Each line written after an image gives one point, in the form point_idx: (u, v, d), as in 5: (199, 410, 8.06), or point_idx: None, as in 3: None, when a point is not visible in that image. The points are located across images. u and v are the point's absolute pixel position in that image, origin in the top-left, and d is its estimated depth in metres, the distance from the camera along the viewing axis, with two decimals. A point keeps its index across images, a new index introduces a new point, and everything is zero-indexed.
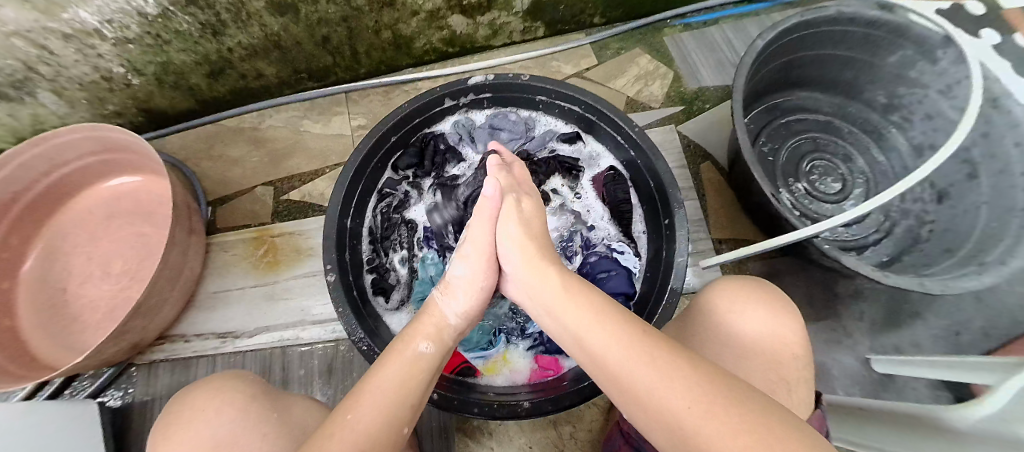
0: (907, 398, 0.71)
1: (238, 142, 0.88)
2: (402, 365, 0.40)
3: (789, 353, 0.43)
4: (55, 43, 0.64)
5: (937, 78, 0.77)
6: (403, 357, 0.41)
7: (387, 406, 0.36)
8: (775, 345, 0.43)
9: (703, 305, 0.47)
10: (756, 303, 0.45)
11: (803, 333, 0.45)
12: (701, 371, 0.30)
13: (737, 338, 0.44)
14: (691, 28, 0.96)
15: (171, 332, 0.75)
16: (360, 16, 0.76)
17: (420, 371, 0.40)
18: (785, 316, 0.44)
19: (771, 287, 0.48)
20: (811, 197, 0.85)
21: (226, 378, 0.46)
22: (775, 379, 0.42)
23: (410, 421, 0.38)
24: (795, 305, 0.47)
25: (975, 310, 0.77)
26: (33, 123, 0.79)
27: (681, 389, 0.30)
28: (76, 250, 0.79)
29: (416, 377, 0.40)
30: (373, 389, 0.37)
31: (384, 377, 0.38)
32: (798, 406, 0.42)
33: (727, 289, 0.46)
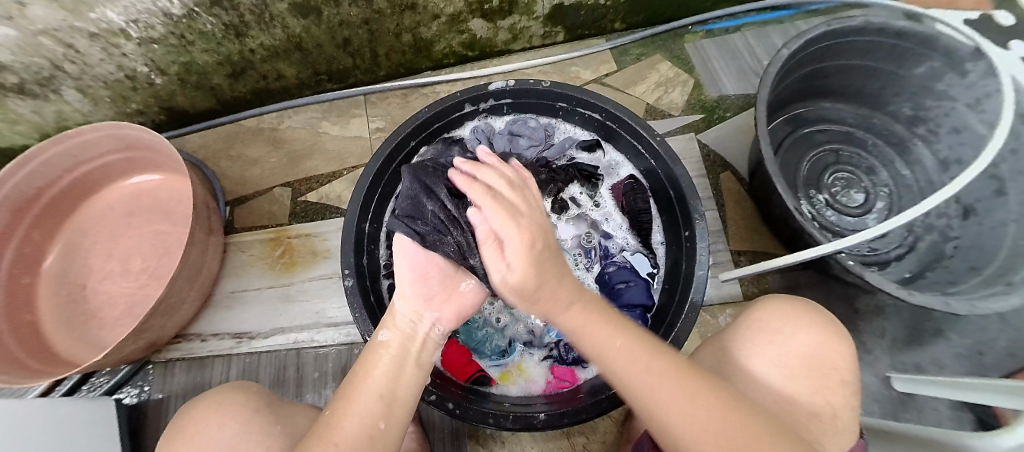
0: (926, 418, 0.70)
1: (257, 143, 0.88)
2: (386, 366, 0.40)
3: (836, 378, 0.42)
4: (81, 42, 0.65)
5: (966, 91, 0.75)
6: (380, 354, 0.42)
7: (378, 396, 0.38)
8: (824, 370, 0.42)
9: (748, 326, 0.46)
10: (806, 328, 0.44)
11: (853, 361, 0.44)
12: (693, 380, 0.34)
13: (784, 358, 0.43)
14: (712, 35, 0.95)
15: (187, 332, 0.76)
16: (382, 19, 0.76)
17: (403, 363, 0.41)
18: (835, 342, 0.44)
19: (821, 311, 0.47)
20: (832, 209, 0.84)
21: (227, 393, 0.46)
22: (820, 404, 0.41)
23: (389, 416, 0.37)
24: (846, 332, 0.46)
25: (1000, 330, 0.75)
26: (58, 121, 0.80)
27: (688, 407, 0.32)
28: (97, 246, 0.80)
29: (400, 369, 0.41)
30: (363, 382, 0.39)
31: (369, 373, 0.40)
32: (842, 432, 0.40)
33: (775, 311, 0.46)
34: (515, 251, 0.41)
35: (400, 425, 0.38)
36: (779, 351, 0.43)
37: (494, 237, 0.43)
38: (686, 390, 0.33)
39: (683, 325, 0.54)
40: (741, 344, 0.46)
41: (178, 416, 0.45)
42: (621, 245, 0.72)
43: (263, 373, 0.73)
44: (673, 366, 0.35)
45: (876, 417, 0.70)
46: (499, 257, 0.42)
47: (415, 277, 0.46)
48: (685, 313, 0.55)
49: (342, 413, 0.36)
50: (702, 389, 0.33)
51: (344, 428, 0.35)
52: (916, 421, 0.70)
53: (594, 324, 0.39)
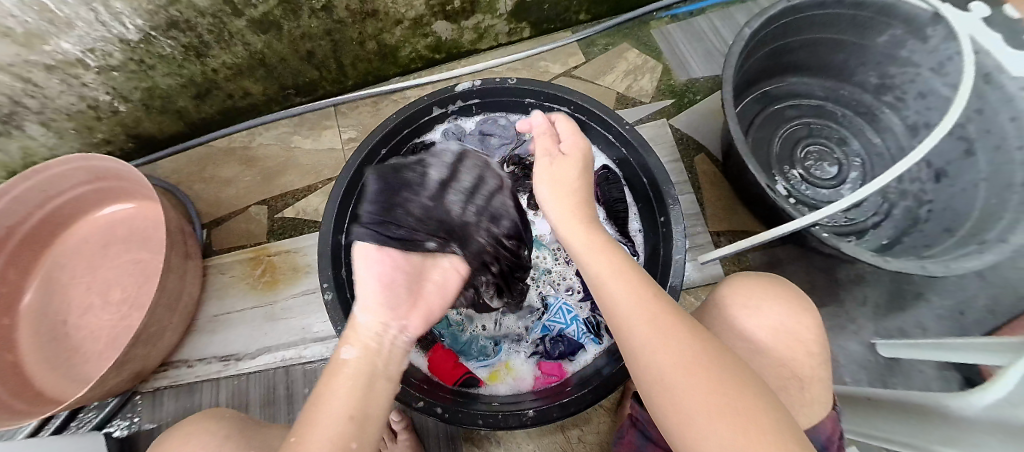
0: (914, 381, 0.71)
1: (229, 162, 0.87)
2: (348, 377, 0.37)
3: (803, 351, 0.43)
4: (38, 75, 0.64)
5: (929, 56, 0.76)
6: (344, 369, 0.38)
7: (346, 416, 0.34)
8: (790, 344, 0.43)
9: (715, 305, 0.47)
10: (770, 301, 0.45)
11: (819, 331, 0.44)
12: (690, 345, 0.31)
13: (754, 336, 0.44)
14: (677, 19, 0.95)
15: (173, 359, 0.75)
16: (344, 29, 0.75)
17: (372, 380, 0.38)
18: (801, 313, 0.44)
19: (788, 284, 0.48)
20: (807, 183, 0.85)
21: (197, 422, 0.46)
22: (785, 375, 0.42)
23: (361, 435, 0.34)
24: (814, 303, 0.46)
25: (979, 288, 0.77)
26: (23, 156, 0.78)
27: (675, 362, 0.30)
28: (73, 281, 0.79)
29: (366, 383, 0.37)
30: (327, 402, 0.35)
31: (333, 394, 0.36)
32: (814, 405, 0.41)
33: (738, 287, 0.47)
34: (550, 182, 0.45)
35: (373, 440, 0.35)
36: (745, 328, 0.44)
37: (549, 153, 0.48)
38: (679, 348, 0.30)
39: None
40: (711, 325, 0.46)
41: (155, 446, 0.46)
42: None
43: (253, 393, 0.73)
44: (677, 326, 0.32)
45: (864, 384, 0.71)
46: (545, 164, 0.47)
47: (378, 285, 0.42)
48: (665, 298, 0.56)
49: (306, 434, 0.33)
50: (694, 351, 0.30)
51: (313, 446, 0.32)
52: (903, 384, 0.71)
53: (620, 279, 0.36)
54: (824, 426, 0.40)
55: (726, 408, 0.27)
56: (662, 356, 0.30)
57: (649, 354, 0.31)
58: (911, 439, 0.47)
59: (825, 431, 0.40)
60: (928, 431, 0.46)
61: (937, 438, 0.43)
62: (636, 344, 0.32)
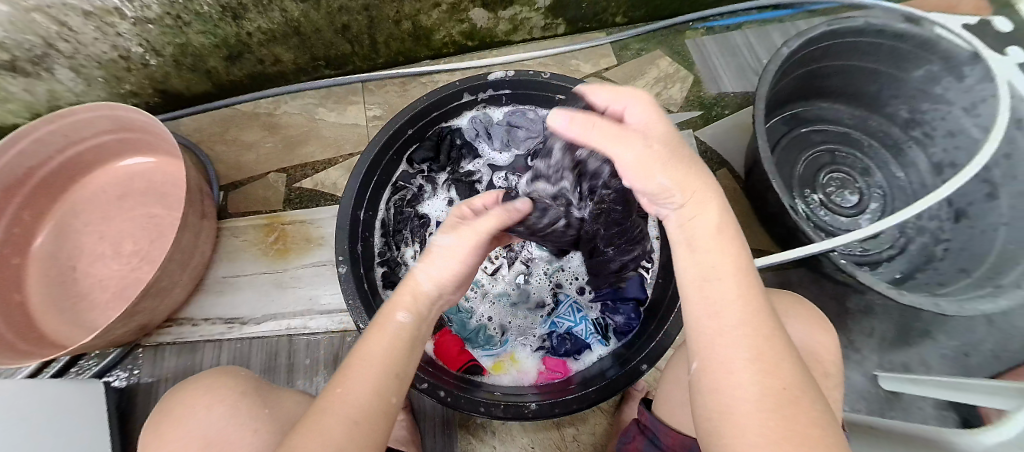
0: (912, 417, 0.71)
1: (252, 127, 0.87)
2: (384, 338, 0.36)
3: (822, 371, 0.42)
4: (75, 20, 0.64)
5: (962, 95, 0.75)
6: (387, 331, 0.36)
7: (387, 374, 0.34)
8: (808, 362, 0.42)
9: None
10: (792, 318, 0.44)
11: (836, 356, 0.43)
12: (756, 336, 0.29)
13: None
14: (713, 32, 0.95)
15: (179, 316, 0.76)
16: (381, 6, 0.75)
17: (415, 345, 0.37)
18: (819, 333, 0.44)
19: (810, 306, 0.48)
20: (826, 209, 0.84)
21: (223, 377, 0.46)
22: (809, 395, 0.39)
23: (400, 390, 0.34)
24: (830, 326, 0.46)
25: (986, 332, 0.76)
26: (50, 99, 0.78)
27: (740, 348, 0.28)
28: (87, 228, 0.79)
29: (409, 351, 0.36)
30: (360, 360, 0.34)
31: (372, 352, 0.35)
32: None
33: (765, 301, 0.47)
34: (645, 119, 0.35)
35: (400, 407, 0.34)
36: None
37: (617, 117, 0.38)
38: (755, 327, 0.29)
39: (675, 320, 0.55)
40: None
41: (167, 398, 0.46)
42: None
43: (254, 359, 0.73)
44: (757, 315, 0.30)
45: (863, 414, 0.71)
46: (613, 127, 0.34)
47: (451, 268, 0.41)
48: (677, 307, 0.56)
49: (348, 382, 0.32)
50: (768, 346, 0.28)
51: (351, 404, 0.31)
52: (901, 419, 0.71)
53: (700, 237, 0.32)
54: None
55: (782, 393, 0.26)
56: (740, 336, 0.29)
57: (723, 330, 0.29)
58: None
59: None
60: None
61: None
62: (708, 326, 0.30)
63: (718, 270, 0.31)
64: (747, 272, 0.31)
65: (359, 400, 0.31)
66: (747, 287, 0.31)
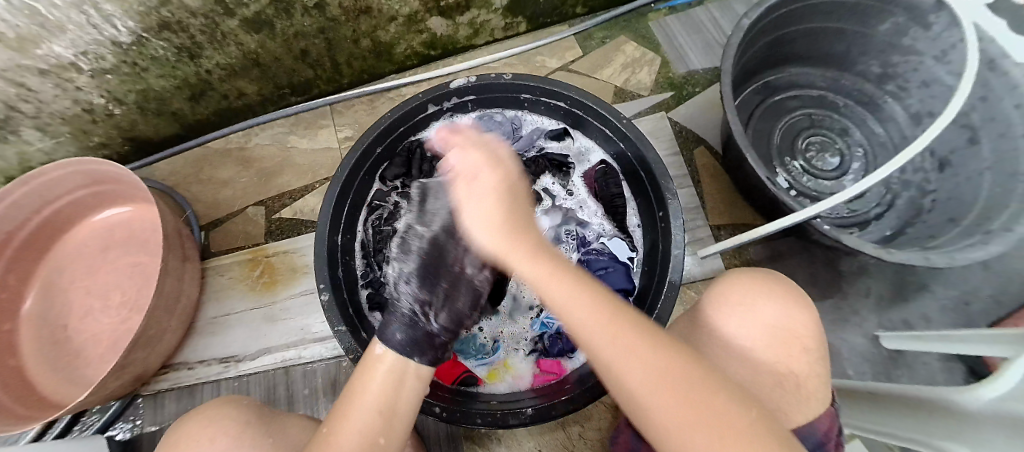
0: (918, 373, 0.70)
1: (226, 164, 0.87)
2: (381, 378, 0.41)
3: (798, 348, 0.40)
4: (32, 80, 0.63)
5: (932, 43, 0.74)
6: (377, 370, 0.41)
7: (376, 412, 0.38)
8: (784, 341, 0.40)
9: (708, 302, 0.44)
10: (765, 298, 0.42)
11: (818, 329, 0.42)
12: (664, 358, 0.31)
13: (745, 340, 0.41)
14: (675, 10, 0.94)
15: (174, 361, 0.75)
16: (337, 26, 0.75)
17: (402, 376, 0.41)
18: (797, 309, 0.41)
19: (783, 279, 0.45)
20: (808, 175, 0.84)
21: (227, 407, 0.45)
22: (783, 373, 0.39)
23: (389, 430, 0.38)
24: (811, 301, 0.43)
25: (983, 278, 0.76)
26: (20, 162, 0.78)
27: (650, 372, 0.31)
28: (73, 284, 0.79)
29: (395, 384, 0.41)
30: (360, 398, 0.39)
31: (367, 390, 0.40)
32: (809, 402, 0.38)
33: (737, 283, 0.44)
34: (485, 187, 0.43)
35: (399, 437, 0.39)
36: (739, 325, 0.41)
37: (470, 175, 0.45)
38: (649, 355, 0.32)
39: (664, 306, 0.54)
40: (704, 323, 0.44)
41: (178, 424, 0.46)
42: (598, 231, 0.72)
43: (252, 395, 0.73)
44: (650, 342, 0.33)
45: (868, 376, 0.70)
46: (466, 190, 0.44)
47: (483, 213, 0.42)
48: (665, 294, 0.55)
49: (340, 428, 0.37)
50: (671, 361, 0.31)
51: (345, 442, 0.36)
52: (907, 376, 0.70)
53: (562, 282, 0.37)
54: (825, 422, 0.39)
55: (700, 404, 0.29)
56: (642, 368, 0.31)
57: (630, 366, 0.32)
58: (912, 433, 0.46)
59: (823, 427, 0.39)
60: (926, 425, 0.45)
61: (936, 431, 0.43)
62: (627, 374, 0.32)
63: (588, 313, 0.35)
64: (624, 317, 0.35)
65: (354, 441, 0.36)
66: (625, 319, 0.34)
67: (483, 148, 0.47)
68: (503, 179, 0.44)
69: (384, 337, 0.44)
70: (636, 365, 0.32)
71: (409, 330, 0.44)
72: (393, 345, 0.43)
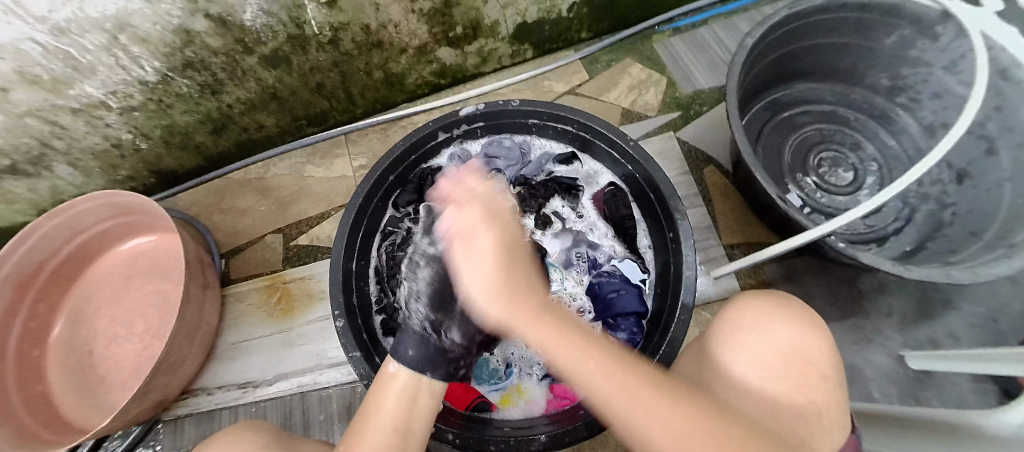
0: (949, 395, 0.67)
1: (245, 193, 0.90)
2: (394, 397, 0.43)
3: (815, 374, 0.39)
4: (65, 118, 0.67)
5: (940, 55, 0.74)
6: (391, 388, 0.44)
7: (392, 429, 0.41)
8: (800, 366, 0.39)
9: (721, 328, 0.44)
10: (778, 323, 0.42)
11: (835, 356, 0.41)
12: (661, 399, 0.33)
13: (760, 365, 0.40)
14: (679, 32, 0.95)
15: (194, 386, 0.77)
16: (351, 60, 0.78)
17: (414, 393, 0.44)
18: (812, 335, 0.41)
19: (797, 303, 0.45)
20: (822, 191, 0.83)
21: (245, 432, 0.46)
22: (802, 402, 0.37)
23: (405, 445, 0.41)
24: (825, 323, 0.43)
25: (1013, 293, 0.73)
26: (53, 195, 0.82)
27: (645, 416, 0.33)
28: (99, 313, 0.81)
29: (410, 400, 0.43)
30: (374, 418, 0.42)
31: (381, 408, 0.42)
32: (830, 431, 0.36)
33: (748, 306, 0.44)
34: (483, 253, 0.41)
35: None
36: (753, 350, 0.41)
37: (464, 235, 0.43)
38: (665, 408, 0.32)
39: (678, 328, 0.53)
40: (719, 346, 0.43)
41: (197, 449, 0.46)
42: (609, 253, 0.72)
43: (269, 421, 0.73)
44: (643, 380, 0.34)
45: (896, 399, 0.67)
46: (465, 254, 0.42)
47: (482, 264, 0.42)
48: (678, 316, 0.54)
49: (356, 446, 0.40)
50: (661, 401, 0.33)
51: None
52: (938, 399, 0.67)
53: (560, 332, 0.38)
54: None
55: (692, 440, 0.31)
56: (641, 410, 0.33)
57: (646, 420, 0.32)
58: None
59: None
60: (949, 450, 0.43)
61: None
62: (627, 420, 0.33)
63: (607, 378, 0.34)
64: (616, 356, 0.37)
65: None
66: (637, 377, 0.34)
67: (478, 201, 0.45)
68: (499, 243, 0.42)
69: (396, 355, 0.46)
70: (628, 406, 0.33)
71: (421, 347, 0.45)
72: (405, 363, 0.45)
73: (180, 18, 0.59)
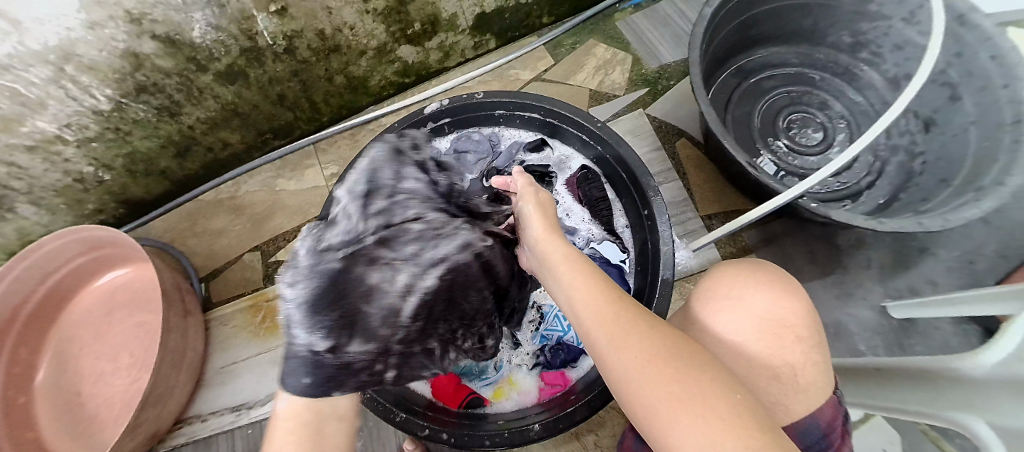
0: (932, 340, 0.69)
1: (219, 214, 0.88)
2: (290, 426, 0.36)
3: (792, 336, 0.39)
4: (21, 157, 0.65)
5: (898, 7, 0.74)
6: (280, 424, 0.36)
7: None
8: (777, 330, 0.39)
9: (699, 297, 0.44)
10: (753, 288, 0.42)
11: (810, 318, 0.41)
12: (653, 334, 0.31)
13: (739, 328, 0.40)
14: (641, 7, 0.95)
15: (187, 415, 0.75)
16: (310, 68, 0.76)
17: (324, 423, 0.37)
18: (787, 299, 0.41)
19: (774, 268, 0.45)
20: (794, 153, 0.83)
21: None
22: (778, 365, 0.38)
23: None
24: (801, 287, 0.43)
25: (986, 234, 0.74)
26: (20, 236, 0.80)
27: (630, 355, 0.31)
28: (82, 352, 0.80)
29: (315, 430, 0.37)
30: None
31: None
32: (811, 392, 0.38)
33: (725, 275, 0.44)
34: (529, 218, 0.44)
35: None
36: (731, 320, 0.40)
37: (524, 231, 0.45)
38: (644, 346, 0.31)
39: (659, 304, 0.54)
40: (697, 317, 0.43)
41: None
42: (588, 236, 0.72)
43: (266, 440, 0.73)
44: (633, 318, 0.33)
45: (881, 350, 0.69)
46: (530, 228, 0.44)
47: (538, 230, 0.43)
48: (659, 292, 0.55)
49: None
50: (654, 338, 0.31)
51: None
52: (922, 345, 0.69)
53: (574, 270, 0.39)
54: (823, 413, 0.38)
55: (676, 371, 0.29)
56: (623, 345, 0.31)
57: (618, 357, 0.31)
58: (912, 402, 0.46)
59: (822, 419, 0.37)
60: (927, 393, 0.44)
61: (936, 399, 0.43)
62: (614, 366, 0.31)
63: (593, 316, 0.34)
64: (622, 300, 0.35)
65: None
66: (627, 313, 0.34)
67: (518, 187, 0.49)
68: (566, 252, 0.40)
69: (286, 386, 0.36)
70: (619, 343, 0.32)
71: (317, 372, 0.35)
72: (298, 392, 0.36)
73: (126, 42, 0.58)
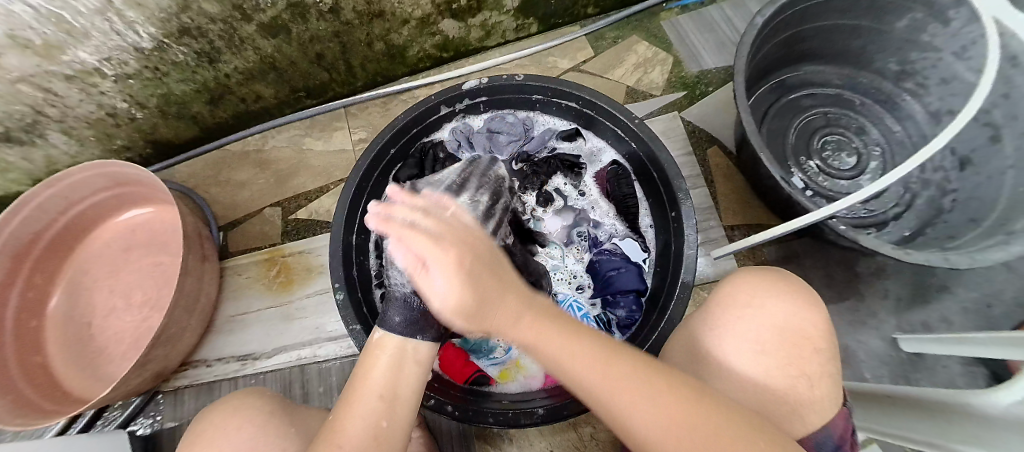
0: (938, 377, 0.69)
1: (244, 166, 0.89)
2: (381, 362, 0.41)
3: (810, 347, 0.39)
4: (59, 85, 0.65)
5: (951, 40, 0.73)
6: (381, 353, 0.42)
7: (379, 396, 0.38)
8: (795, 340, 0.40)
9: (717, 302, 0.44)
10: (774, 297, 0.42)
11: (828, 330, 0.41)
12: (667, 385, 0.30)
13: (754, 336, 0.40)
14: (688, 9, 0.93)
15: (193, 358, 0.77)
16: (351, 30, 0.76)
17: (403, 360, 0.42)
18: (807, 309, 0.41)
19: (792, 277, 0.45)
20: (824, 175, 0.83)
21: (242, 397, 0.46)
22: (795, 375, 0.38)
23: (392, 414, 0.37)
24: (820, 299, 0.43)
25: (1007, 279, 0.74)
26: (48, 165, 0.81)
27: (647, 415, 0.29)
28: (97, 284, 0.81)
29: (401, 367, 0.41)
30: (361, 385, 0.39)
31: (369, 375, 0.40)
32: (824, 402, 0.38)
33: (745, 282, 0.44)
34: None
35: (404, 424, 0.38)
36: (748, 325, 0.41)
37: (419, 263, 0.34)
38: (663, 398, 0.30)
39: (676, 307, 0.54)
40: (712, 323, 0.43)
41: (192, 426, 0.46)
42: (610, 231, 0.73)
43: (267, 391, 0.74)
44: (628, 364, 0.32)
45: (886, 380, 0.69)
46: (425, 281, 0.34)
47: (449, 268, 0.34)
48: (677, 294, 0.55)
49: (345, 416, 0.37)
50: (665, 388, 0.30)
51: (350, 433, 0.35)
52: (927, 380, 0.69)
53: (549, 320, 0.35)
54: (835, 425, 0.38)
55: (695, 429, 0.28)
56: (632, 393, 0.30)
57: (632, 410, 0.30)
58: (924, 433, 0.46)
59: (835, 430, 0.38)
60: (940, 427, 0.45)
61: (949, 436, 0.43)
62: (630, 418, 0.30)
63: (592, 370, 0.32)
64: (609, 346, 0.34)
65: (369, 414, 0.36)
66: (630, 366, 0.32)
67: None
68: (461, 259, 0.33)
69: (385, 322, 0.46)
70: (633, 400, 0.30)
71: (407, 313, 0.46)
72: (392, 328, 0.45)
73: None
